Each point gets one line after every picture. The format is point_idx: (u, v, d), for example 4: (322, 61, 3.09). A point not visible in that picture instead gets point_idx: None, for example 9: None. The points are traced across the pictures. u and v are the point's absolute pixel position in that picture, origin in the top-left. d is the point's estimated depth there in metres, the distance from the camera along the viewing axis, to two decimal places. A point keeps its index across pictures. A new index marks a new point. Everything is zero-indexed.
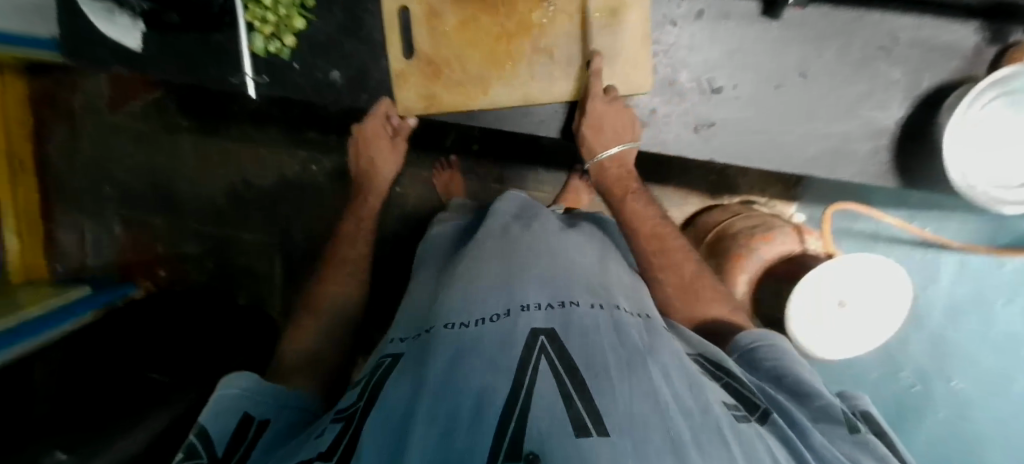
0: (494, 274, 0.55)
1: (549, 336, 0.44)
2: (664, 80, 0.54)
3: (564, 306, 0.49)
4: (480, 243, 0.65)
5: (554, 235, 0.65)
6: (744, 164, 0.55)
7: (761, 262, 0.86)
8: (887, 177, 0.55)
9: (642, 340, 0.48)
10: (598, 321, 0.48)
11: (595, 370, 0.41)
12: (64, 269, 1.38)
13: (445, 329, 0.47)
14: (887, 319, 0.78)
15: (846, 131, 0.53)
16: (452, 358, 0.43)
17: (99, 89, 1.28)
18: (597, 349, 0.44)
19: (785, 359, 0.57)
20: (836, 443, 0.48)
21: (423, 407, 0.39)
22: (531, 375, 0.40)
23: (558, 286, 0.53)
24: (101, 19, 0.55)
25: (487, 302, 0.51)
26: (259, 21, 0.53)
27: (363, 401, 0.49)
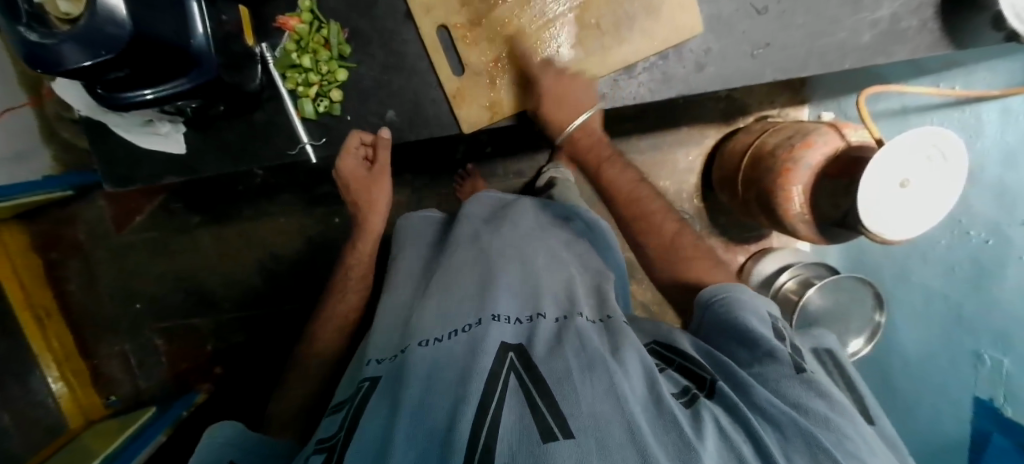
0: (465, 291, 0.57)
1: (517, 351, 0.45)
2: (710, 17, 0.54)
3: (532, 320, 0.52)
4: (455, 256, 0.66)
5: (517, 248, 0.65)
6: (804, 73, 0.56)
7: (809, 169, 0.85)
8: (942, 44, 0.55)
9: (606, 343, 0.47)
10: (560, 329, 0.49)
11: (561, 374, 0.40)
12: (118, 401, 1.34)
13: (419, 348, 0.48)
14: (939, 197, 0.75)
15: (893, 12, 0.54)
16: (421, 378, 0.43)
17: (100, 212, 1.26)
18: (560, 355, 0.43)
19: (737, 308, 0.52)
20: (782, 388, 0.43)
21: (400, 422, 0.38)
22: (501, 389, 0.39)
23: (527, 299, 0.56)
24: (138, 135, 0.56)
25: (457, 316, 0.52)
26: (304, 86, 0.55)
27: (337, 436, 0.46)
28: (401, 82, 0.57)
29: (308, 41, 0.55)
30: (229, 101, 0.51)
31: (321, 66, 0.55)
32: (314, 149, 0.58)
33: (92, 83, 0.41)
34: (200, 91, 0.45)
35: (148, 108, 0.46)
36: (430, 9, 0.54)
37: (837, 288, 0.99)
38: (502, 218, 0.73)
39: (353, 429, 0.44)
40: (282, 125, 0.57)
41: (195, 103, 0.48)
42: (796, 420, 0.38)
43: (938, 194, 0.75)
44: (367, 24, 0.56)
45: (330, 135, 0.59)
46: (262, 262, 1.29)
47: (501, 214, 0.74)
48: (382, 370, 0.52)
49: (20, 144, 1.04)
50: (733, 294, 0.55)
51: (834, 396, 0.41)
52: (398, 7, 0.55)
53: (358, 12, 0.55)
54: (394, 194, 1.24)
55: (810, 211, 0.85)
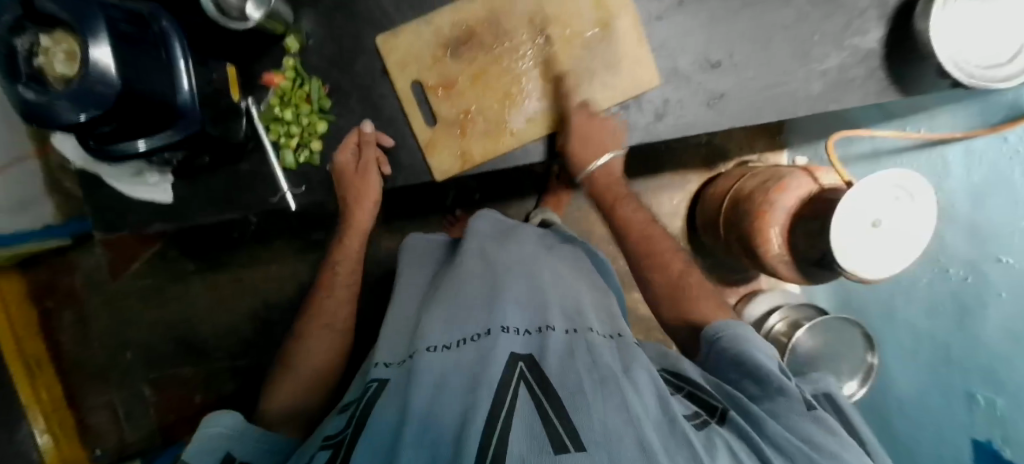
0: (475, 293, 0.57)
1: (528, 362, 0.46)
2: (668, 70, 0.58)
3: (541, 331, 0.52)
4: (462, 262, 0.65)
5: (523, 255, 0.66)
6: (762, 120, 0.59)
7: (785, 210, 0.87)
8: (890, 91, 0.59)
9: (614, 357, 0.49)
10: (569, 343, 0.50)
11: (571, 387, 0.42)
12: (103, 453, 1.30)
13: (428, 354, 0.48)
14: (909, 240, 0.76)
15: (839, 62, 0.58)
16: (431, 387, 0.44)
17: (96, 261, 1.28)
18: (569, 368, 0.45)
19: (744, 344, 0.53)
20: (794, 423, 0.45)
21: (411, 428, 0.39)
22: (512, 397, 0.41)
23: (536, 309, 0.56)
24: (128, 184, 0.59)
25: (466, 323, 0.53)
26: (286, 137, 0.59)
27: (348, 430, 0.48)
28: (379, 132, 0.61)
29: (292, 96, 0.59)
30: (214, 152, 0.55)
31: (302, 119, 0.59)
32: (294, 198, 0.61)
33: (85, 137, 0.44)
34: (187, 143, 0.48)
35: (138, 159, 0.49)
36: (405, 66, 0.58)
37: (826, 330, 0.97)
38: (508, 231, 0.74)
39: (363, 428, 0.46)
40: (265, 173, 0.60)
41: (183, 154, 0.51)
42: (807, 453, 0.42)
43: (907, 238, 0.76)
44: (349, 81, 0.60)
45: (310, 183, 0.62)
46: (254, 308, 1.29)
47: (508, 231, 0.74)
48: (388, 373, 0.53)
49: (22, 196, 1.07)
50: (739, 329, 0.55)
51: (839, 431, 0.44)
52: (377, 65, 0.60)
53: (341, 69, 0.60)
54: (386, 239, 1.27)
55: (789, 251, 0.87)
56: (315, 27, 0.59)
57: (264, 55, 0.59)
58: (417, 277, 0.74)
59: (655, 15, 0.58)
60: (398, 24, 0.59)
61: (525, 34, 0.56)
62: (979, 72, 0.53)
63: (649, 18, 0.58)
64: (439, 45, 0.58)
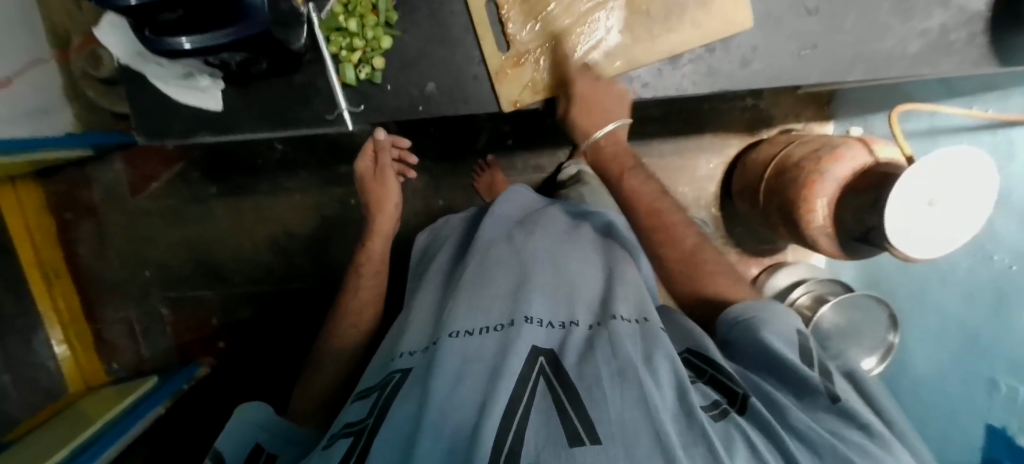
0: (499, 292, 0.57)
1: (548, 356, 0.45)
2: (761, 13, 0.51)
3: (565, 326, 0.52)
4: (493, 257, 0.65)
5: (549, 251, 0.65)
6: (849, 78, 0.53)
7: (835, 182, 0.87)
8: (989, 61, 0.54)
9: (641, 346, 0.46)
10: (592, 335, 0.49)
11: (591, 382, 0.40)
12: (120, 367, 1.34)
13: (450, 339, 0.47)
14: (969, 209, 0.75)
15: (942, 23, 0.52)
16: (453, 368, 0.43)
17: (115, 177, 1.26)
18: (593, 358, 0.43)
19: (765, 327, 0.50)
20: (819, 420, 0.42)
21: (431, 410, 0.38)
22: (530, 390, 0.40)
23: (561, 309, 0.55)
24: (175, 87, 0.56)
25: (489, 313, 0.52)
26: (347, 50, 0.54)
27: (370, 420, 0.45)
28: (442, 56, 0.55)
29: (356, 5, 0.53)
30: (272, 58, 0.50)
31: (366, 31, 0.53)
32: (351, 116, 0.57)
33: (141, 25, 0.40)
34: (248, 45, 0.45)
35: (193, 58, 0.45)
36: None
37: (848, 306, 1.04)
38: (539, 226, 0.72)
39: (385, 406, 0.45)
40: (322, 88, 0.56)
41: (241, 55, 0.47)
42: (837, 448, 0.36)
43: (966, 213, 0.75)
44: None
45: (368, 104, 0.57)
46: (275, 238, 1.28)
47: (534, 216, 0.76)
48: (410, 361, 0.53)
49: (43, 101, 1.05)
50: (763, 313, 0.53)
51: (874, 426, 0.39)
52: None
53: None
54: (412, 179, 1.24)
55: (832, 224, 0.87)
56: None
57: None
58: (436, 275, 0.74)
59: None
60: None
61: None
62: None
63: None
64: None
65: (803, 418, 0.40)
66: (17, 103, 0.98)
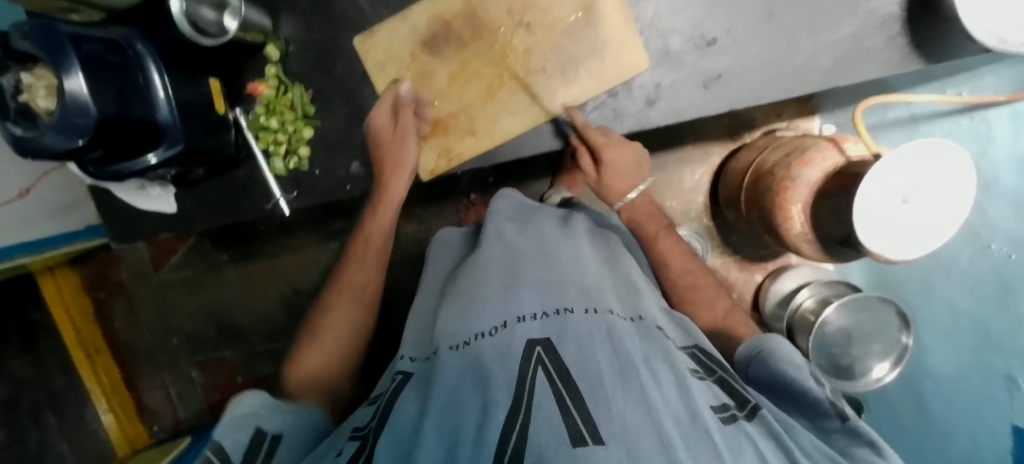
0: (493, 283, 0.52)
1: (546, 345, 0.41)
2: (659, 52, 0.51)
3: (560, 313, 0.46)
4: (486, 247, 0.61)
5: (539, 240, 0.61)
6: (763, 100, 0.53)
7: (808, 187, 0.82)
8: (910, 62, 0.52)
9: (642, 347, 0.44)
10: (591, 324, 0.44)
11: (589, 376, 0.37)
12: (161, 430, 1.42)
13: (449, 354, 0.45)
14: (949, 206, 0.71)
15: (854, 32, 0.51)
16: (454, 380, 0.41)
17: (138, 256, 1.38)
18: (590, 351, 0.40)
19: (774, 357, 0.50)
20: (833, 441, 0.43)
21: (429, 425, 0.38)
22: (532, 381, 0.38)
23: (556, 294, 0.49)
24: (135, 194, 0.57)
25: (485, 312, 0.48)
26: (272, 143, 0.54)
27: (376, 426, 0.45)
28: (364, 136, 0.54)
29: (277, 104, 0.53)
30: (206, 163, 0.52)
31: (287, 125, 0.53)
32: (289, 204, 0.57)
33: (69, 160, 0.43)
34: (178, 160, 0.49)
35: (134, 176, 0.50)
36: (383, 66, 0.52)
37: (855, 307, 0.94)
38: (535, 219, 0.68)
39: (393, 408, 0.45)
40: (258, 181, 0.56)
41: (172, 169, 0.51)
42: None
43: (943, 212, 0.71)
44: (326, 80, 0.53)
45: (302, 188, 0.56)
46: (285, 295, 1.35)
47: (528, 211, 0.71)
48: (415, 368, 0.52)
49: (69, 199, 1.12)
50: (770, 343, 0.53)
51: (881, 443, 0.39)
52: (357, 67, 0.52)
53: (319, 69, 0.53)
54: (403, 226, 1.29)
55: (812, 229, 0.82)
56: (292, 27, 0.52)
57: (249, 60, 0.53)
58: (439, 274, 0.72)
59: None
60: (374, 21, 0.51)
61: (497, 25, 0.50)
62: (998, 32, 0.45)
63: None
64: (416, 41, 0.51)
65: (811, 438, 0.41)
66: (40, 206, 1.04)
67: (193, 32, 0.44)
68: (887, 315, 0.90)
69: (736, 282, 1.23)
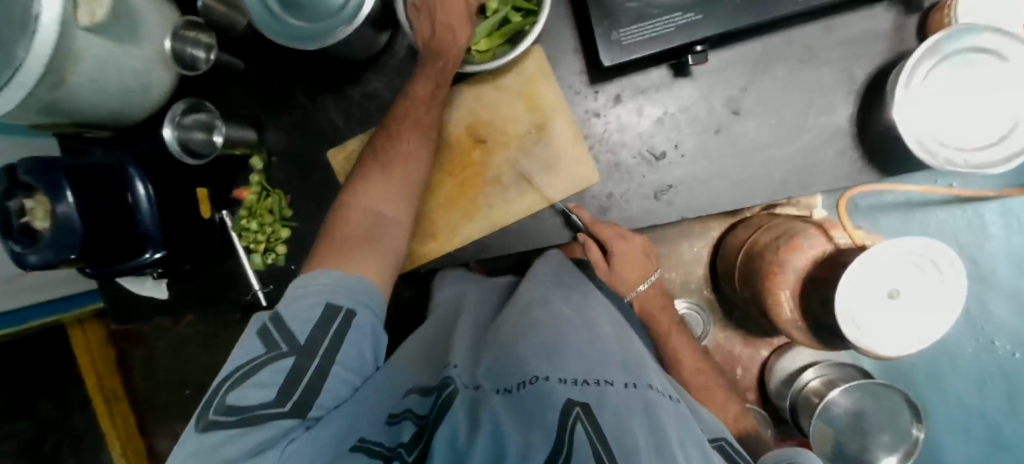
0: (518, 332, 0.42)
1: (587, 409, 0.31)
2: (610, 165, 0.54)
3: (599, 383, 0.35)
4: (527, 287, 0.52)
5: (573, 288, 0.51)
6: (715, 210, 0.53)
7: (796, 274, 0.79)
8: (867, 173, 0.51)
9: (685, 428, 0.33)
10: (634, 400, 0.34)
11: (628, 446, 0.28)
12: None
13: (494, 394, 0.36)
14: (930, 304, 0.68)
15: (804, 146, 0.52)
16: (503, 412, 0.33)
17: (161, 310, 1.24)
18: (628, 420, 0.31)
19: None
20: None
21: (476, 446, 0.29)
22: (571, 435, 0.29)
23: (601, 356, 0.39)
24: (134, 282, 0.62)
25: (513, 368, 0.38)
26: (252, 241, 0.58)
27: (432, 414, 0.35)
28: None
29: (257, 208, 0.58)
30: (192, 258, 0.56)
31: (265, 227, 0.58)
32: (266, 295, 0.60)
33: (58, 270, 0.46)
34: (171, 257, 0.52)
35: (125, 273, 0.54)
36: (350, 179, 0.56)
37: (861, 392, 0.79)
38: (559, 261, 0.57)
39: (448, 403, 0.35)
40: (241, 274, 0.60)
41: (159, 268, 0.54)
42: None
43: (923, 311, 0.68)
44: (305, 187, 0.58)
45: (278, 281, 0.60)
46: None
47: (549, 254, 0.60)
48: (466, 381, 0.38)
49: None
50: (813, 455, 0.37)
51: None
52: (332, 176, 0.57)
53: (298, 178, 0.58)
54: None
55: (802, 317, 0.79)
56: (276, 138, 0.58)
57: (240, 169, 0.59)
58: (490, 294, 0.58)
59: (593, 111, 0.54)
60: (347, 136, 0.56)
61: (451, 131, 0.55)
62: (948, 153, 0.44)
63: (586, 113, 0.54)
64: None
65: None
66: None
67: (180, 153, 0.51)
68: (898, 404, 0.75)
69: (741, 357, 1.16)
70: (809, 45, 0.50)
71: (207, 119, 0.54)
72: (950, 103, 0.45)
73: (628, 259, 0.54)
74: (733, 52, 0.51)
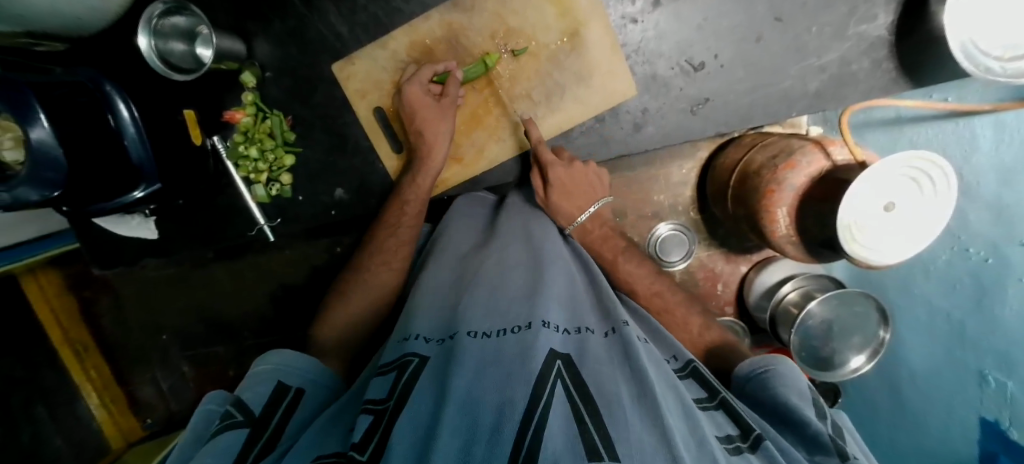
0: (499, 282, 0.41)
1: (567, 360, 0.31)
2: (646, 77, 0.51)
3: (581, 331, 0.37)
4: (506, 229, 0.50)
5: (545, 235, 0.49)
6: (749, 125, 0.53)
7: (794, 192, 0.64)
8: (900, 85, 0.50)
9: (660, 373, 0.34)
10: (612, 349, 0.35)
11: (610, 395, 0.29)
12: (157, 423, 1.04)
13: (468, 338, 0.34)
14: (922, 226, 0.57)
15: (842, 56, 0.50)
16: (477, 362, 0.30)
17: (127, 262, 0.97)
18: (609, 371, 0.31)
19: (786, 387, 0.39)
20: None
21: (449, 412, 0.26)
22: (551, 391, 0.28)
23: (578, 305, 0.40)
24: (117, 224, 0.56)
25: (506, 312, 0.37)
26: (253, 172, 0.54)
27: (393, 399, 0.32)
28: (349, 163, 0.54)
29: (255, 132, 0.52)
30: (188, 192, 0.51)
31: (267, 154, 0.53)
32: (272, 229, 0.57)
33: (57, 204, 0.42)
34: (167, 190, 0.47)
35: (117, 211, 0.48)
36: (365, 93, 0.51)
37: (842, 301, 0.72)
38: (533, 211, 0.54)
39: (412, 383, 0.32)
40: (242, 208, 0.56)
41: (152, 204, 0.50)
42: None
43: (915, 230, 0.58)
44: (309, 110, 0.53)
45: (285, 215, 0.57)
46: None
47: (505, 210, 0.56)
48: (430, 349, 0.36)
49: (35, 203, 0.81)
50: (779, 365, 0.42)
51: None
52: (337, 92, 0.52)
53: (298, 97, 0.52)
54: None
55: (797, 232, 0.65)
56: (266, 51, 0.51)
57: (227, 88, 0.52)
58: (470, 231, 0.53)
59: (630, 17, 0.49)
60: (352, 46, 0.51)
61: (486, 51, 0.49)
62: (989, 62, 0.44)
63: (622, 19, 0.50)
64: (398, 68, 0.50)
65: None
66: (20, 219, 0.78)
67: (165, 68, 0.43)
68: (868, 309, 0.71)
69: (721, 272, 0.99)
70: None
71: (187, 26, 0.46)
72: (998, 9, 0.44)
73: (571, 192, 0.52)
74: None
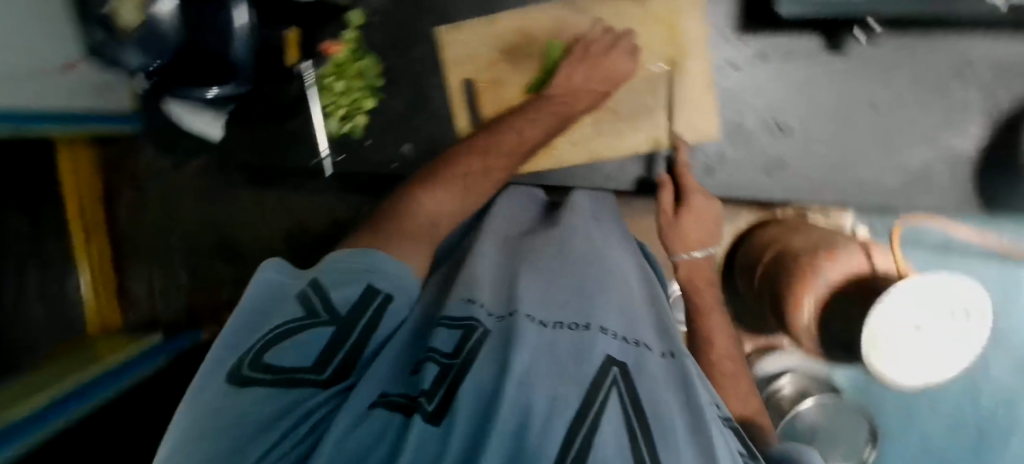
0: (561, 274, 0.39)
1: (624, 369, 0.29)
2: (732, 125, 0.52)
3: (639, 345, 0.33)
4: (572, 223, 0.47)
5: (606, 240, 0.46)
6: (818, 199, 0.52)
7: (824, 285, 0.56)
8: (974, 205, 0.50)
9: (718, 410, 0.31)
10: (673, 370, 0.32)
11: (664, 413, 0.26)
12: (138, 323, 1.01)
13: (527, 321, 0.32)
14: (945, 362, 0.52)
15: (925, 160, 0.50)
16: (533, 348, 0.29)
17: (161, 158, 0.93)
18: (669, 391, 0.29)
19: None
20: None
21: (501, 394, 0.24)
22: (603, 398, 0.26)
23: (639, 317, 0.38)
24: (188, 116, 0.58)
25: (564, 305, 0.35)
26: (332, 104, 0.55)
27: (461, 356, 0.29)
28: (422, 122, 0.55)
29: (347, 68, 0.55)
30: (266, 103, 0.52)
31: (352, 92, 0.55)
32: (333, 164, 0.58)
33: (151, 59, 0.43)
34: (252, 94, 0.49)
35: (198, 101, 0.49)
36: (461, 62, 0.53)
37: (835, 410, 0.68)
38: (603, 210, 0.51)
39: (475, 347, 0.30)
40: (309, 134, 0.57)
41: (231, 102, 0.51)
42: None
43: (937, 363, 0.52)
44: (402, 62, 0.54)
45: (348, 153, 0.57)
46: None
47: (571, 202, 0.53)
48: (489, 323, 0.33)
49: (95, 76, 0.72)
50: None
51: None
52: (432, 53, 0.53)
53: (395, 47, 0.54)
54: None
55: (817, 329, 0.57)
56: None
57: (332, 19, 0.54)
58: (531, 216, 0.52)
59: (733, 62, 0.50)
60: (462, 15, 0.52)
61: None
62: None
63: (725, 63, 0.51)
64: (498, 47, 0.51)
65: None
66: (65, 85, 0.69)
67: None
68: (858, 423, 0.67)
69: None
70: (970, 58, 0.47)
71: None
72: None
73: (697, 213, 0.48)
74: (897, 42, 0.47)
